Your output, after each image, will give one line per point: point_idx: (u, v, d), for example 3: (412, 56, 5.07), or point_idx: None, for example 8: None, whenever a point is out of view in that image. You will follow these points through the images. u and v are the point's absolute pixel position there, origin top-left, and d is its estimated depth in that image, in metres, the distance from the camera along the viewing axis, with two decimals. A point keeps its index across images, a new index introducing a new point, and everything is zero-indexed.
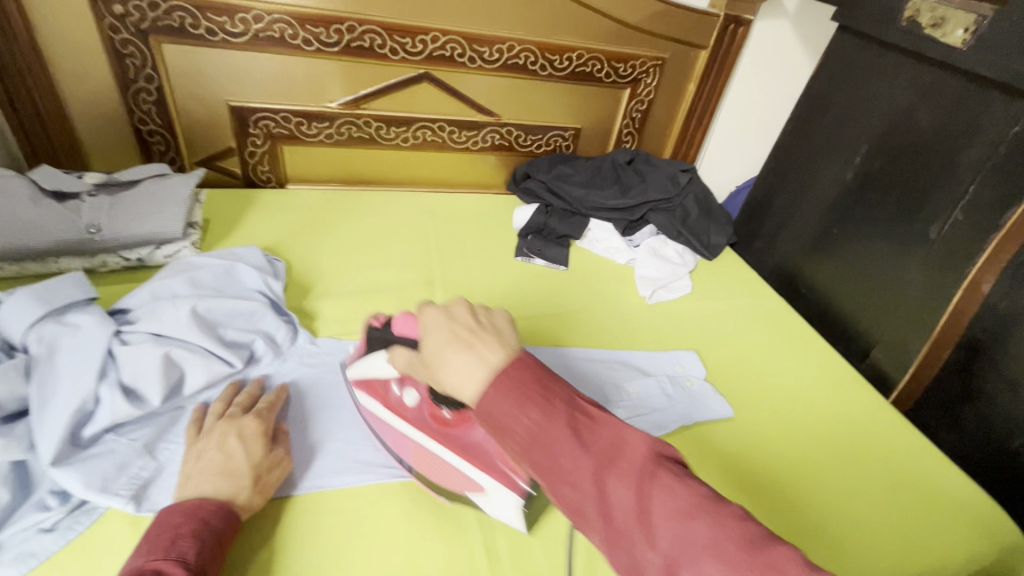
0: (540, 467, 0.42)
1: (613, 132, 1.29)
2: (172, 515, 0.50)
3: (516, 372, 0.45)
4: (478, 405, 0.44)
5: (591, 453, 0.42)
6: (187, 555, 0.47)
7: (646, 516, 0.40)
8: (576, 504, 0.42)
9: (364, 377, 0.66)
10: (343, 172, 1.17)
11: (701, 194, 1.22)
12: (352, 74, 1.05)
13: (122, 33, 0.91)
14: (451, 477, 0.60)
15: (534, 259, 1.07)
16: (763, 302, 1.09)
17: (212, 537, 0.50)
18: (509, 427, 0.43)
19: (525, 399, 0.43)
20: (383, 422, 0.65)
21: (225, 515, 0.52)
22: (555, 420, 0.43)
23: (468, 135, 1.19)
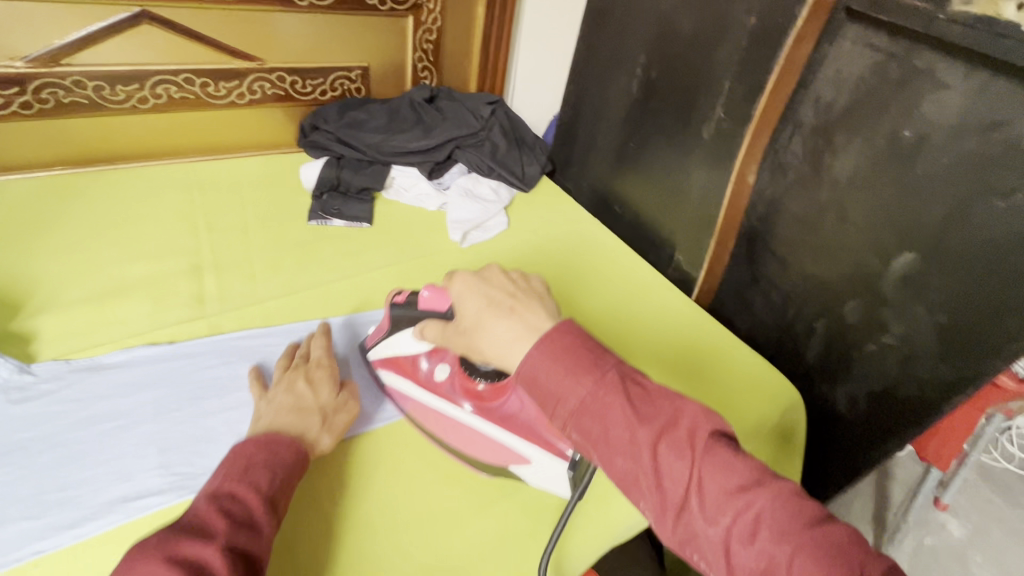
0: (590, 436, 0.47)
1: (407, 68, 1.18)
2: (248, 444, 0.52)
3: (560, 335, 0.50)
4: (522, 367, 0.50)
5: (652, 425, 0.45)
6: (261, 483, 0.49)
7: (699, 488, 0.43)
8: (631, 472, 0.45)
9: (390, 356, 0.69)
10: (67, 151, 0.93)
11: (508, 124, 1.18)
12: (31, 20, 0.81)
13: None
14: (487, 448, 0.63)
15: (332, 221, 0.95)
16: (580, 226, 1.09)
17: (286, 470, 0.52)
18: (565, 395, 0.48)
19: (582, 371, 0.48)
20: (408, 399, 0.68)
21: (301, 452, 0.54)
22: (614, 390, 0.47)
23: (228, 87, 1.00)
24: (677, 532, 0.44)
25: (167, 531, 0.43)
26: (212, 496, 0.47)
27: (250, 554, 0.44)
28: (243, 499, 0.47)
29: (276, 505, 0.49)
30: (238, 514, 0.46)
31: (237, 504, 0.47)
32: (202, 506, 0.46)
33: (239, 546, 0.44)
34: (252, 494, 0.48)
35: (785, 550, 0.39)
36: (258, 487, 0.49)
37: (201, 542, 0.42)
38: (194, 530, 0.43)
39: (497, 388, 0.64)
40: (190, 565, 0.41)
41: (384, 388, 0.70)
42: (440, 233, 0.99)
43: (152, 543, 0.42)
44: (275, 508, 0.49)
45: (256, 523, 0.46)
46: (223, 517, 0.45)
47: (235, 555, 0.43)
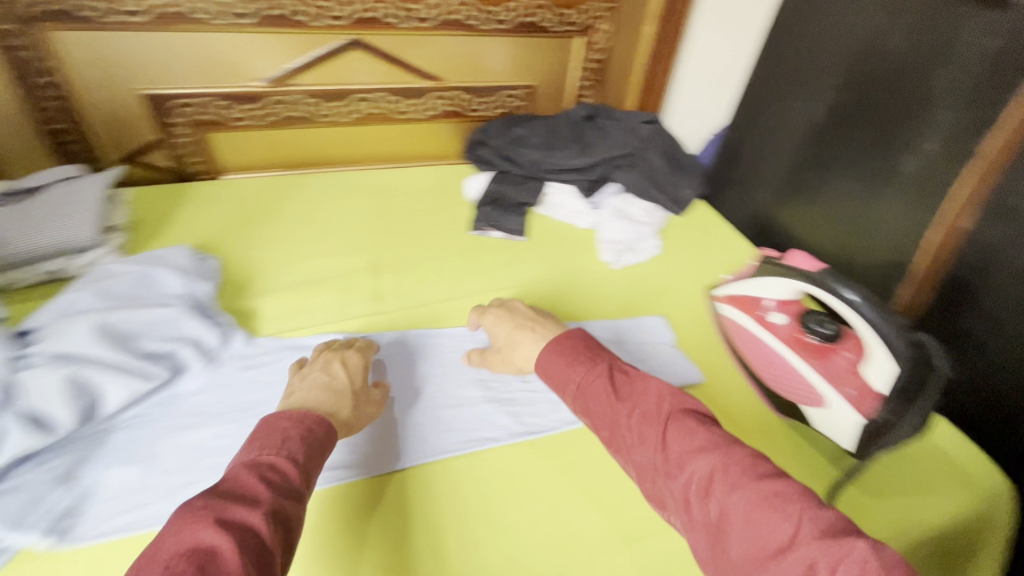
0: (586, 411, 0.57)
1: (568, 87, 1.21)
2: (281, 420, 0.50)
3: (567, 339, 0.62)
4: (539, 362, 0.62)
5: (628, 403, 0.54)
6: (297, 455, 0.48)
7: (667, 452, 0.50)
8: (613, 441, 0.54)
9: (738, 294, 0.81)
10: (282, 156, 1.09)
11: (666, 143, 1.16)
12: (273, 50, 0.96)
13: (4, 24, 0.82)
14: (791, 385, 0.71)
15: (490, 232, 1.00)
16: (738, 255, 1.03)
17: (315, 443, 0.50)
18: (562, 384, 0.59)
19: (579, 361, 0.59)
20: (737, 326, 0.79)
21: (329, 426, 0.53)
22: (599, 376, 0.57)
23: (412, 104, 1.11)
24: (654, 492, 0.51)
25: (216, 495, 0.42)
26: (252, 465, 0.45)
27: (289, 527, 0.43)
28: (282, 472, 0.46)
29: (311, 477, 0.48)
30: (274, 482, 0.45)
31: (273, 474, 0.45)
32: (247, 477, 0.44)
33: (287, 516, 0.43)
34: (289, 463, 0.47)
35: (731, 502, 0.45)
36: (293, 458, 0.47)
37: (245, 509, 0.41)
38: (235, 497, 0.42)
39: (822, 350, 0.71)
40: (240, 533, 0.40)
41: (720, 319, 0.83)
42: (591, 251, 1.00)
43: (193, 508, 0.41)
44: (310, 479, 0.48)
45: (296, 493, 0.45)
46: (262, 486, 0.44)
47: (278, 523, 0.42)
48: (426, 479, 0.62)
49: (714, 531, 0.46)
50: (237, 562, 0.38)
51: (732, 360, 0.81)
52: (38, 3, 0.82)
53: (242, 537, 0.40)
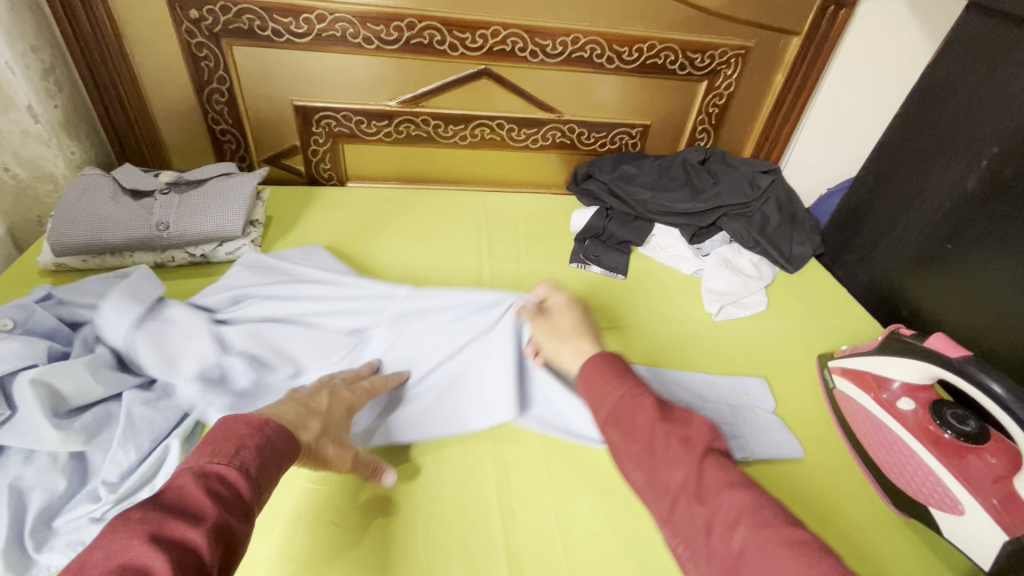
0: (614, 423, 0.47)
1: (685, 129, 1.19)
2: (240, 423, 0.44)
3: (603, 359, 0.52)
4: (583, 366, 0.52)
5: (670, 425, 0.45)
6: (251, 466, 0.42)
7: (702, 481, 0.42)
8: (638, 460, 0.45)
9: (859, 370, 0.76)
10: (402, 170, 1.17)
11: (783, 196, 1.10)
12: (411, 75, 1.03)
13: (197, 37, 0.95)
14: (918, 481, 0.64)
15: (590, 267, 1.00)
16: (854, 324, 0.96)
17: (273, 454, 0.44)
18: (597, 396, 0.49)
19: (616, 377, 0.50)
20: (855, 405, 0.74)
21: (291, 439, 0.47)
22: (638, 392, 0.48)
23: (528, 133, 1.14)
24: (673, 521, 0.42)
25: (150, 511, 0.36)
26: (197, 472, 0.39)
27: (231, 550, 0.38)
28: (234, 485, 0.40)
29: (264, 493, 0.42)
30: (224, 496, 0.39)
31: (221, 486, 0.39)
32: (196, 489, 0.38)
33: (228, 538, 0.37)
34: (241, 473, 0.41)
35: (764, 540, 0.37)
36: (241, 469, 0.41)
37: (187, 526, 0.36)
38: (177, 512, 0.36)
39: (959, 448, 0.65)
40: (180, 555, 0.34)
41: (833, 393, 0.78)
42: (692, 299, 0.96)
43: (128, 520, 0.35)
44: (263, 494, 0.42)
45: (246, 510, 0.40)
46: (211, 500, 0.38)
47: (222, 543, 0.37)
48: (511, 510, 0.61)
49: (732, 573, 0.37)
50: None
51: (842, 439, 0.74)
52: (225, 21, 0.93)
53: (184, 561, 0.34)
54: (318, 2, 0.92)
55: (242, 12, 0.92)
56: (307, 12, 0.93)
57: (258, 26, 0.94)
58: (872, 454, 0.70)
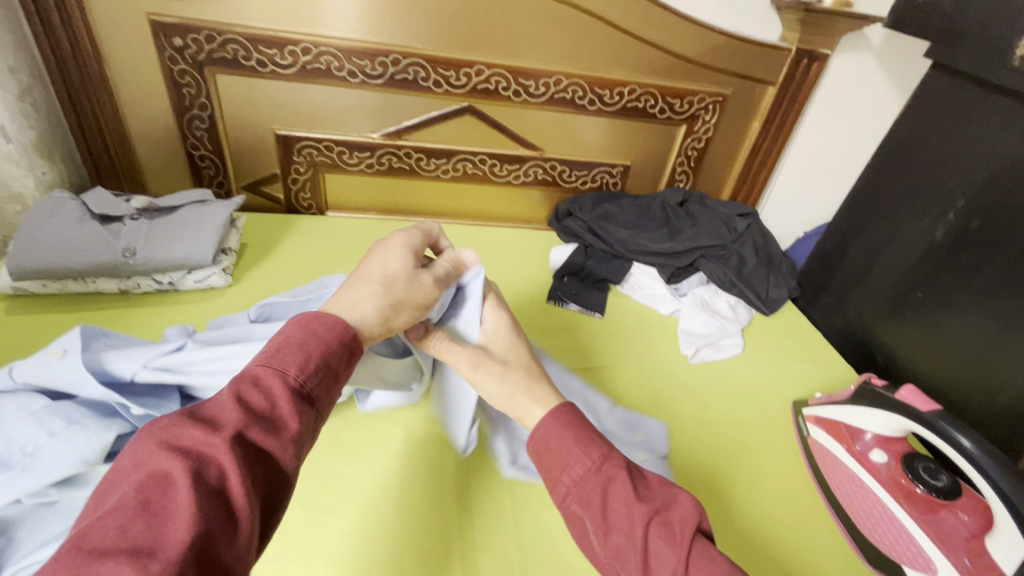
0: (588, 507, 0.46)
1: (665, 170, 1.21)
2: (290, 324, 0.42)
3: (565, 414, 0.52)
4: (537, 432, 0.51)
5: (649, 504, 0.45)
6: (293, 369, 0.40)
7: (686, 571, 0.42)
8: (617, 547, 0.44)
9: (830, 418, 0.76)
10: (382, 201, 1.16)
11: (759, 240, 1.11)
12: (394, 108, 1.04)
13: (180, 64, 0.95)
14: (891, 538, 0.64)
15: (568, 304, 0.98)
16: (827, 370, 0.96)
17: (328, 356, 0.42)
18: (563, 465, 0.49)
19: (584, 445, 0.49)
20: (828, 455, 0.74)
21: (343, 333, 0.44)
22: (609, 468, 0.48)
23: (510, 169, 1.15)
24: None
25: (181, 422, 0.35)
26: (235, 380, 0.39)
27: (274, 460, 0.37)
28: (271, 394, 0.39)
29: (308, 400, 0.40)
30: (262, 406, 0.38)
31: (260, 393, 0.39)
32: (231, 399, 0.37)
33: (258, 444, 0.36)
34: (281, 382, 0.39)
35: None
36: (288, 373, 0.40)
37: (207, 432, 0.35)
38: (204, 420, 0.36)
39: (931, 504, 0.65)
40: (200, 468, 0.33)
41: (806, 440, 0.77)
42: (669, 340, 0.96)
43: (157, 427, 0.35)
44: (315, 401, 0.41)
45: (290, 416, 0.38)
46: (239, 409, 0.37)
47: (248, 454, 0.35)
48: (476, 563, 0.57)
49: None
50: (184, 528, 0.30)
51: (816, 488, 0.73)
52: (209, 50, 0.94)
53: (208, 476, 0.33)
54: (303, 35, 0.93)
55: (227, 42, 0.93)
56: (292, 45, 0.94)
57: (242, 56, 0.94)
58: (846, 507, 0.68)
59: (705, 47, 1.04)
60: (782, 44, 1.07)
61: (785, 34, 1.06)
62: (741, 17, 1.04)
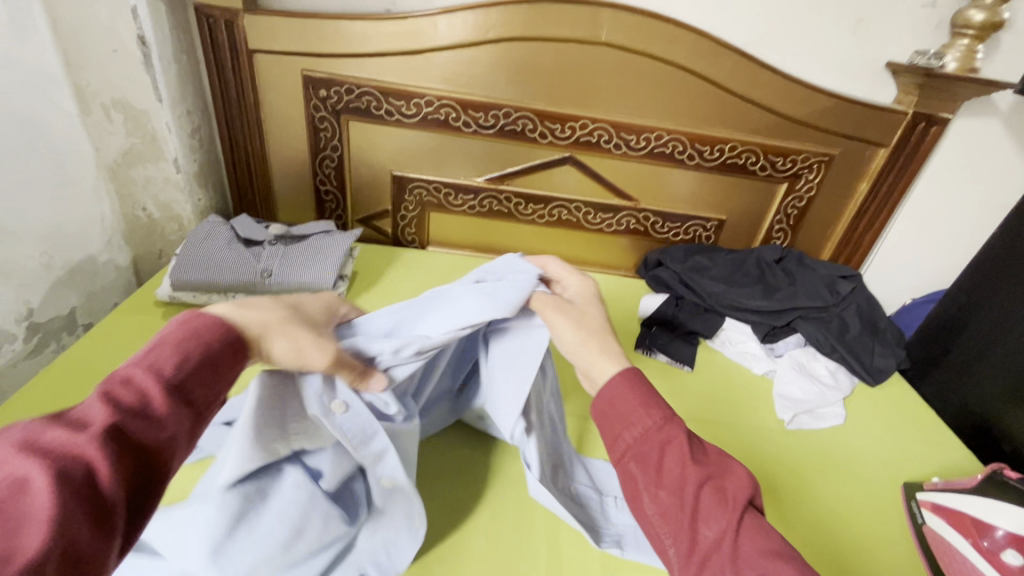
0: (644, 464, 0.49)
1: (762, 226, 1.19)
2: (164, 326, 0.42)
3: (635, 377, 0.54)
4: (605, 390, 0.54)
5: (705, 470, 0.48)
6: (169, 365, 0.39)
7: (734, 538, 0.45)
8: (664, 506, 0.47)
9: (951, 506, 0.71)
10: (479, 240, 1.24)
11: (864, 306, 1.05)
12: (500, 156, 1.11)
13: (321, 111, 1.08)
14: None
15: (656, 354, 0.99)
16: (942, 452, 0.88)
17: (209, 357, 0.41)
18: (625, 425, 0.52)
19: (647, 407, 0.52)
20: (949, 548, 0.69)
21: (222, 332, 0.43)
22: (672, 434, 0.50)
23: (604, 217, 1.18)
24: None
25: (37, 426, 0.34)
26: (103, 380, 0.38)
27: (151, 456, 0.36)
28: (144, 391, 0.38)
29: (188, 397, 0.39)
30: (134, 402, 0.37)
31: (130, 390, 0.38)
32: (99, 397, 0.36)
33: (128, 440, 0.36)
34: (154, 376, 0.39)
35: None
36: (165, 369, 0.39)
37: (69, 433, 0.34)
38: (71, 423, 0.35)
39: None
40: (69, 467, 0.32)
41: (922, 527, 0.72)
42: (763, 402, 0.93)
43: (14, 433, 0.34)
44: (194, 400, 0.40)
45: (163, 414, 0.38)
46: (106, 408, 0.36)
47: (120, 449, 0.35)
48: None
49: None
50: (42, 533, 0.30)
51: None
52: (347, 101, 1.06)
53: (67, 477, 0.32)
54: (428, 89, 1.03)
55: (363, 94, 1.05)
56: (418, 97, 1.04)
57: (374, 106, 1.06)
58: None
59: (813, 108, 1.03)
60: (897, 107, 1.04)
61: (900, 97, 1.04)
62: (850, 80, 1.03)
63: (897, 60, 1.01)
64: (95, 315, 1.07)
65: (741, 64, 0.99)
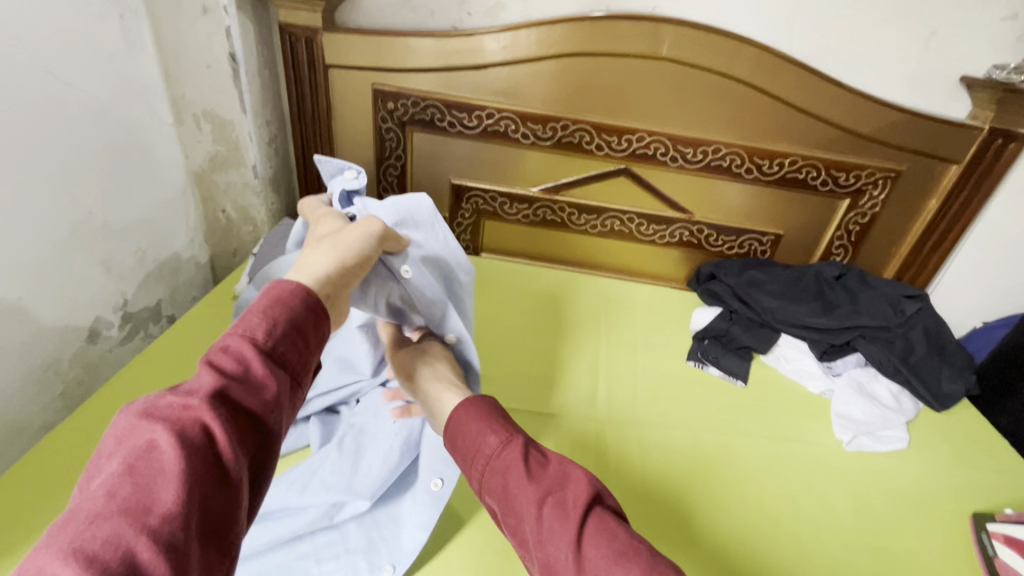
0: (496, 492, 0.53)
1: (821, 242, 1.17)
2: (255, 297, 0.46)
3: (479, 402, 0.59)
4: (449, 426, 0.59)
5: (543, 484, 0.52)
6: (259, 334, 0.44)
7: (581, 544, 0.48)
8: (519, 527, 0.52)
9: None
10: (532, 249, 1.27)
11: (932, 327, 1.01)
12: (556, 167, 1.14)
13: (388, 122, 1.14)
14: None
15: (708, 367, 0.99)
16: (1017, 485, 0.84)
17: (292, 322, 0.46)
18: (475, 452, 0.56)
19: (490, 426, 0.57)
20: None
21: (299, 301, 0.47)
22: (514, 450, 0.54)
23: (656, 229, 1.19)
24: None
25: (157, 398, 0.41)
26: (207, 352, 0.43)
27: (255, 414, 0.42)
28: (242, 359, 0.43)
29: (281, 360, 0.44)
30: (234, 367, 0.42)
31: (229, 357, 0.43)
32: (201, 367, 0.42)
33: (236, 401, 0.41)
34: (249, 344, 0.43)
35: None
36: (256, 338, 0.44)
37: (187, 400, 0.40)
38: (187, 392, 0.41)
39: None
40: (191, 430, 0.39)
41: (992, 559, 0.71)
42: (819, 422, 0.91)
43: (150, 407, 0.40)
44: (285, 362, 0.45)
45: (261, 376, 0.43)
46: (213, 373, 0.41)
47: (232, 414, 0.41)
48: None
49: None
50: (175, 489, 0.36)
51: None
52: (412, 113, 1.11)
53: (189, 436, 0.38)
54: (490, 102, 1.08)
55: (428, 106, 1.10)
56: (479, 109, 1.08)
57: (438, 118, 1.11)
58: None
59: (879, 123, 1.01)
60: (972, 122, 1.00)
61: (975, 111, 1.00)
62: (920, 94, 1.01)
63: (974, 74, 0.98)
64: (177, 308, 1.16)
65: (804, 79, 0.98)
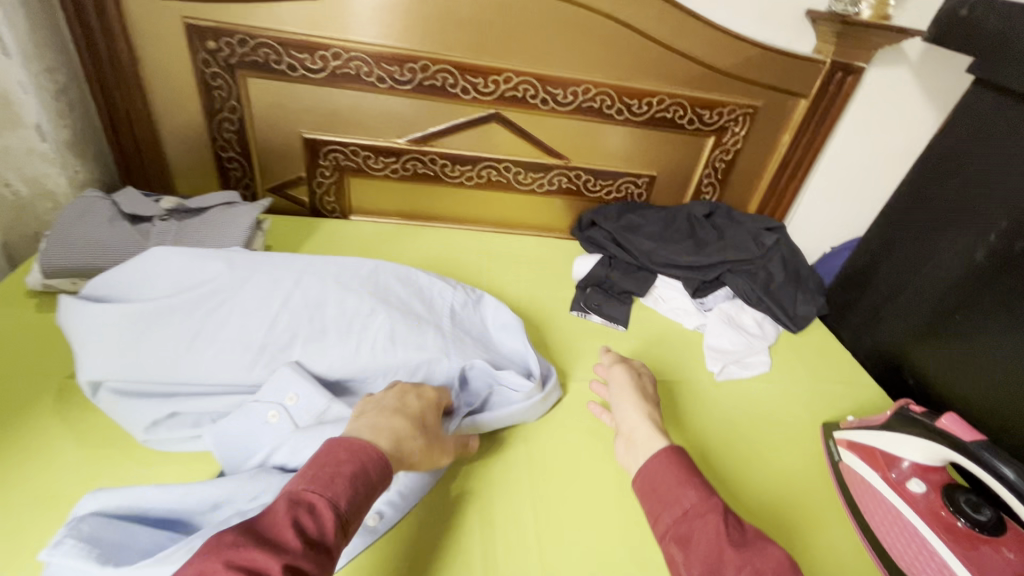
0: (685, 548, 0.50)
1: (692, 181, 1.19)
2: (342, 448, 0.47)
3: (679, 454, 0.57)
4: (638, 476, 0.57)
5: (743, 550, 0.48)
6: (342, 500, 0.43)
7: None
8: None
9: (866, 444, 0.76)
10: (406, 207, 1.17)
11: (789, 256, 1.08)
12: (421, 115, 1.04)
13: (212, 67, 0.95)
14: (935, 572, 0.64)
15: (591, 315, 0.98)
16: (858, 391, 0.94)
17: (368, 490, 0.46)
18: (664, 501, 0.54)
19: (690, 482, 0.54)
20: (863, 483, 0.74)
21: (380, 473, 0.47)
22: (712, 509, 0.51)
23: (534, 177, 1.14)
24: None
25: (246, 540, 0.38)
26: (292, 501, 0.42)
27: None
28: (320, 520, 0.41)
29: (347, 531, 0.43)
30: (313, 530, 0.41)
31: (311, 516, 0.41)
32: (289, 526, 0.40)
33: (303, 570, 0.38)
34: (331, 507, 0.42)
35: None
36: (338, 501, 0.43)
37: (268, 554, 0.37)
38: (268, 538, 0.38)
39: (970, 539, 0.65)
40: None
41: (838, 463, 0.78)
42: (693, 356, 0.94)
43: (225, 541, 0.37)
44: (348, 532, 0.43)
45: (332, 546, 0.41)
46: (296, 532, 0.39)
47: None
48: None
49: None
50: None
51: (844, 508, 0.73)
52: (241, 54, 0.94)
53: None
54: (335, 40, 0.93)
55: (259, 45, 0.93)
56: (323, 49, 0.94)
57: (273, 60, 0.95)
58: (880, 539, 0.68)
59: (736, 59, 1.02)
60: (817, 57, 1.05)
61: (819, 46, 1.04)
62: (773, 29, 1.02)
63: (816, 8, 1.01)
64: None
65: (666, 12, 0.96)
